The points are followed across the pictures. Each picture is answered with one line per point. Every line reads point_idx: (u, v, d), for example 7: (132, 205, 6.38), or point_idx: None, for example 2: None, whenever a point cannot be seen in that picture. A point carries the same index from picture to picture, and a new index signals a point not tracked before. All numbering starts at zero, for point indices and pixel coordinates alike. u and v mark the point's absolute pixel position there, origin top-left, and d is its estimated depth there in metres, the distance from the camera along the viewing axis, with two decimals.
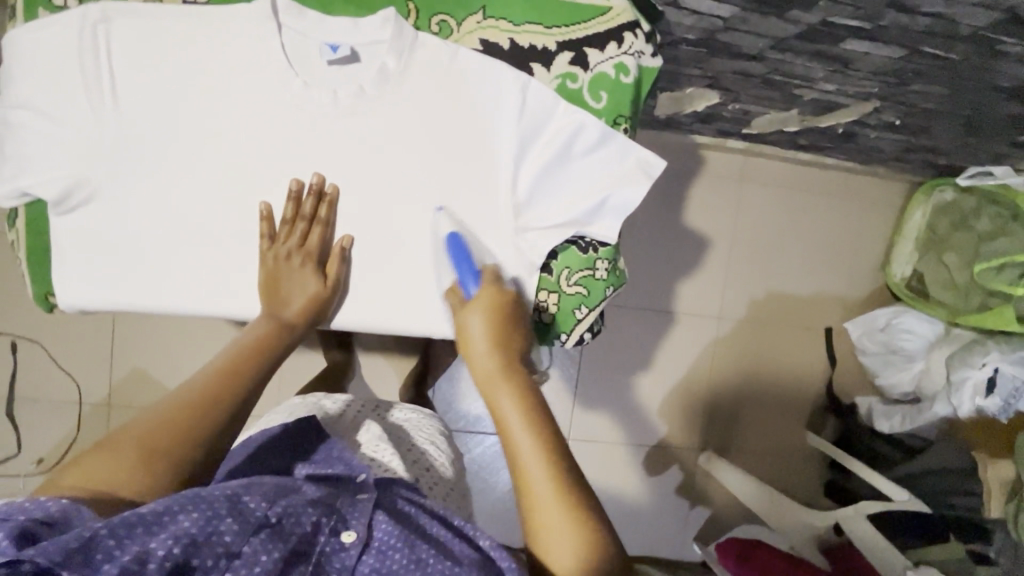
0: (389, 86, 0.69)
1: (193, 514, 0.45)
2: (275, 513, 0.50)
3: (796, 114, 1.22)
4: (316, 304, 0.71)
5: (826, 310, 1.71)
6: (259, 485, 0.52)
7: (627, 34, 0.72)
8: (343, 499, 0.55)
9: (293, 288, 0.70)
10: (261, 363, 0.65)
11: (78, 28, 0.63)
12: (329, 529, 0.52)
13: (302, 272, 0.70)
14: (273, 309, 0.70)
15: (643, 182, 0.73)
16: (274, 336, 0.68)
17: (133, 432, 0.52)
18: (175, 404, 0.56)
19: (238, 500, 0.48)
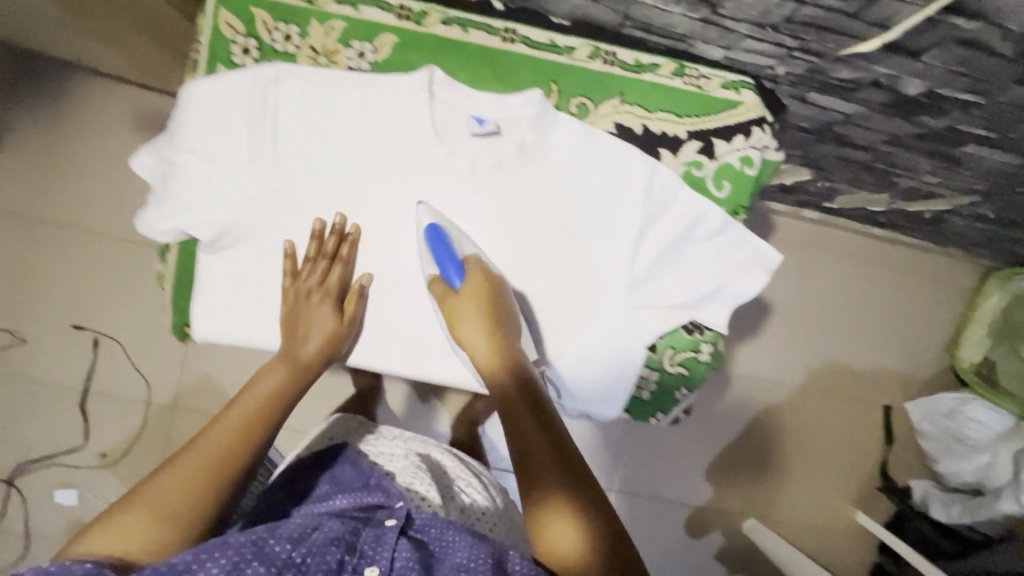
0: (525, 160, 0.72)
1: (222, 561, 0.45)
2: (299, 551, 0.48)
3: (887, 196, 1.22)
4: (331, 342, 0.71)
5: (888, 388, 1.67)
6: (284, 529, 0.51)
7: (755, 129, 0.75)
8: (366, 533, 0.53)
9: (313, 327, 0.71)
10: (273, 413, 0.65)
11: (252, 85, 0.68)
12: (352, 567, 0.49)
13: (318, 309, 0.71)
14: (288, 351, 0.70)
15: (759, 273, 0.74)
16: (290, 381, 0.68)
17: (148, 494, 0.53)
18: (187, 462, 0.56)
19: (262, 543, 0.48)
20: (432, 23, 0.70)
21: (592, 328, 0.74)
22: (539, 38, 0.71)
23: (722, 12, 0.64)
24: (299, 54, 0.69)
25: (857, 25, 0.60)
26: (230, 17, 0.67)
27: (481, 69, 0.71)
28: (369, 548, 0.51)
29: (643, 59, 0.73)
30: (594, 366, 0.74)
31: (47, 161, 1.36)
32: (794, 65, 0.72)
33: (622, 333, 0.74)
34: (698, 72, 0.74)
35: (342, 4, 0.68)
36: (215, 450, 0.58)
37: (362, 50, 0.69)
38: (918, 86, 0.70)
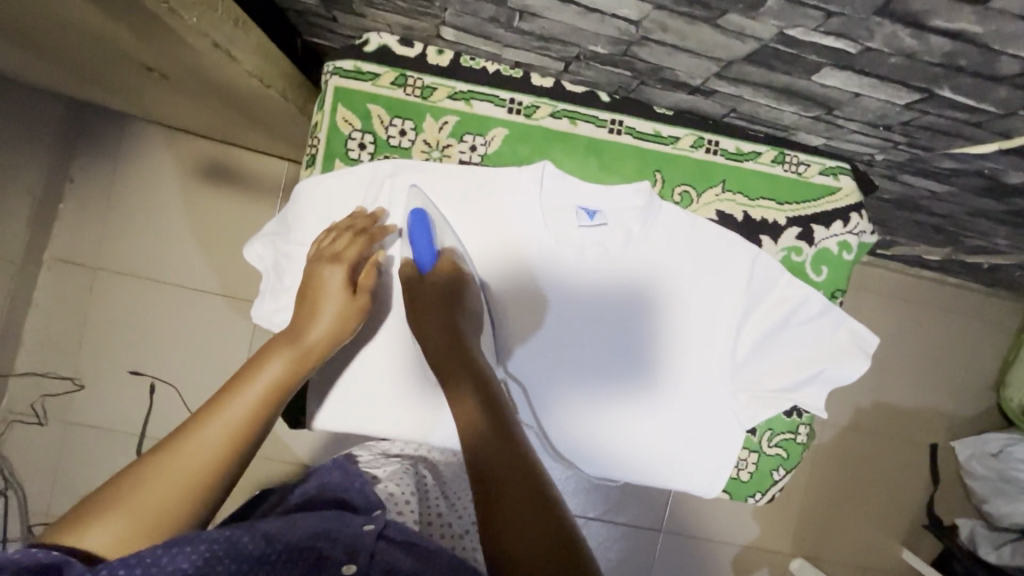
0: (631, 249, 0.73)
1: (193, 555, 0.45)
2: (272, 549, 0.48)
3: (948, 250, 1.22)
4: (343, 323, 0.64)
5: (935, 427, 1.67)
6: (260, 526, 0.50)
7: (853, 215, 0.76)
8: (345, 529, 0.53)
9: (326, 305, 0.64)
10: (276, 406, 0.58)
11: (370, 180, 0.69)
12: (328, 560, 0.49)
13: (330, 280, 0.64)
14: (298, 329, 0.63)
15: (859, 356, 0.75)
16: (299, 367, 0.61)
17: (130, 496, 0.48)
18: (176, 459, 0.50)
19: (236, 538, 0.47)
20: (541, 116, 0.71)
21: (697, 405, 0.74)
22: (644, 129, 0.73)
23: (838, 114, 0.65)
24: (412, 148, 0.70)
25: (977, 132, 0.61)
26: (347, 114, 0.69)
27: (588, 160, 0.72)
28: (348, 543, 0.51)
29: (745, 148, 0.74)
30: (688, 446, 0.75)
31: (105, 209, 1.35)
32: (895, 154, 0.73)
33: (723, 414, 0.75)
34: (798, 159, 0.75)
35: (455, 99, 0.70)
36: (209, 454, 0.52)
37: (474, 143, 0.71)
38: (1020, 178, 0.70)
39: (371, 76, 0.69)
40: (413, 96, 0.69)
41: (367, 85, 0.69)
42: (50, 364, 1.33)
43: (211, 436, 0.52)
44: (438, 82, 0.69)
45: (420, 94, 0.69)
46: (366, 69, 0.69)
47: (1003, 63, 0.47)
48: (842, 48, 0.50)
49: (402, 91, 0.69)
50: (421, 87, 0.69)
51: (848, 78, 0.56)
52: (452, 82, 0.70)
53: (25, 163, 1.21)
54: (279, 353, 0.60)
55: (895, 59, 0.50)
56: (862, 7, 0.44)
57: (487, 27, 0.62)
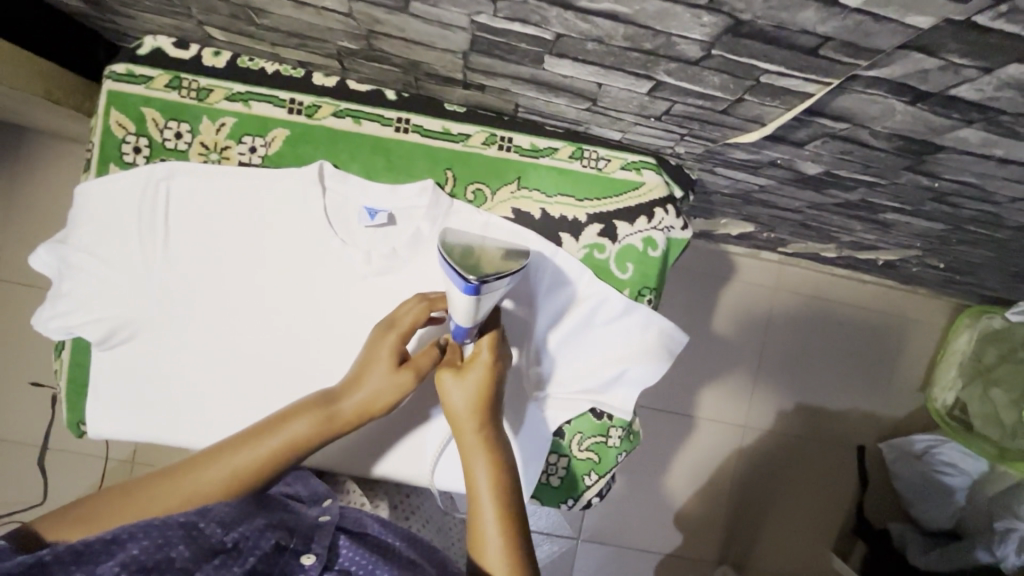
0: (420, 249, 0.70)
1: (145, 542, 0.50)
2: (231, 536, 0.53)
3: (833, 246, 1.20)
4: (375, 398, 0.63)
5: (859, 428, 1.62)
6: (220, 507, 0.56)
7: (658, 210, 0.74)
8: (302, 523, 0.59)
9: (373, 374, 0.63)
10: (288, 462, 0.60)
11: (143, 185, 0.68)
12: (292, 551, 0.55)
13: (382, 351, 0.63)
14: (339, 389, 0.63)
15: (663, 358, 0.74)
16: (323, 428, 0.61)
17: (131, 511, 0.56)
18: (176, 490, 0.57)
19: (192, 526, 0.52)
20: (323, 115, 0.70)
21: (572, 375, 0.73)
22: (433, 127, 0.71)
23: (603, 105, 0.63)
24: (190, 150, 0.69)
25: (732, 119, 0.59)
26: (120, 117, 0.68)
27: (374, 160, 0.71)
28: (307, 532, 0.58)
29: (539, 143, 0.73)
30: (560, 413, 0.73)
31: None
32: (691, 145, 0.71)
33: (515, 408, 0.72)
34: (597, 154, 0.74)
35: (233, 101, 0.69)
36: (207, 493, 0.57)
37: (253, 144, 0.69)
38: (816, 167, 0.68)
39: (144, 79, 0.68)
40: (188, 98, 0.69)
41: (140, 88, 0.68)
42: None
43: (213, 480, 0.57)
44: (214, 84, 0.69)
45: (195, 96, 0.69)
46: (140, 72, 0.68)
47: (683, 45, 0.46)
48: (538, 34, 0.49)
49: (176, 93, 0.68)
50: (197, 88, 0.69)
51: (573, 66, 0.54)
52: (228, 84, 0.69)
53: None
54: (311, 411, 0.61)
55: (591, 45, 0.49)
56: None
57: (239, 25, 0.62)
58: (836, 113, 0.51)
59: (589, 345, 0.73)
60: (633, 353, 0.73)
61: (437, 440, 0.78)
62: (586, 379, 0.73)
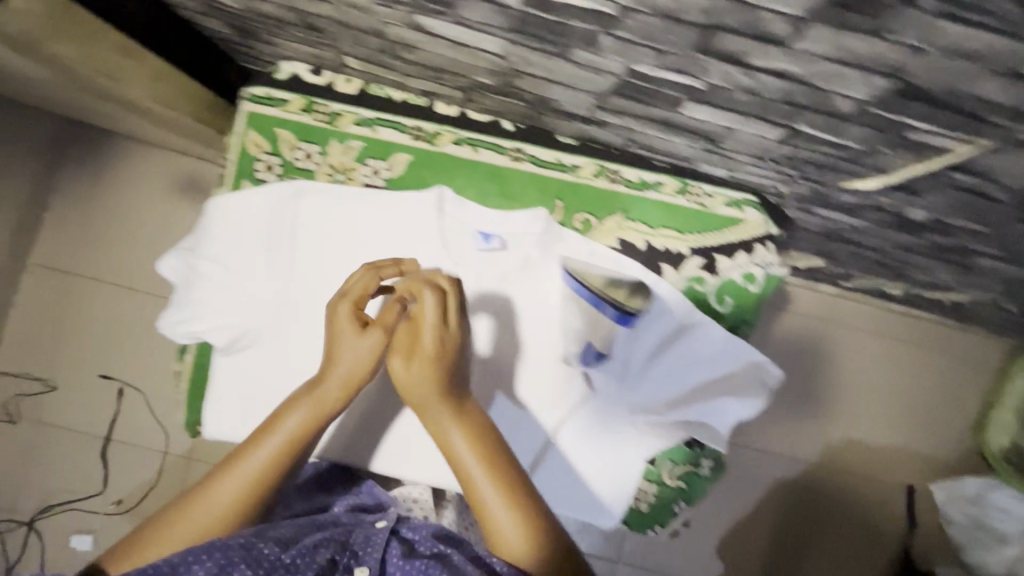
0: (530, 273, 0.74)
1: (208, 564, 0.49)
2: (288, 552, 0.52)
3: (903, 283, 1.19)
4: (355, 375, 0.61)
5: (910, 467, 1.58)
6: (274, 533, 0.55)
7: (758, 246, 0.76)
8: (358, 533, 0.57)
9: (343, 345, 0.62)
10: (288, 460, 0.59)
11: (274, 201, 0.72)
12: (344, 565, 0.52)
13: (340, 321, 0.62)
14: (319, 372, 0.62)
15: (762, 394, 0.74)
16: (315, 415, 0.60)
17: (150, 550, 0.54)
18: (190, 515, 0.55)
19: (252, 545, 0.51)
20: (444, 142, 0.73)
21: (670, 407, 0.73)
22: (546, 157, 0.74)
23: (723, 146, 0.65)
24: (318, 171, 0.73)
25: (856, 167, 0.61)
26: (256, 137, 0.72)
27: (489, 187, 0.74)
28: (361, 542, 0.55)
29: (646, 177, 0.75)
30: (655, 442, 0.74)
31: (85, 219, 1.45)
32: (796, 186, 0.73)
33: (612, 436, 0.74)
34: (702, 189, 0.76)
35: (360, 125, 0.73)
36: (220, 510, 0.56)
37: (377, 168, 0.73)
38: (923, 213, 0.70)
39: (280, 102, 0.72)
40: (319, 121, 0.72)
41: (276, 111, 0.72)
42: (26, 365, 1.41)
43: (224, 495, 0.56)
44: (345, 109, 0.73)
45: (327, 120, 0.73)
46: (277, 96, 0.72)
47: (839, 101, 0.48)
48: (691, 84, 0.51)
49: (309, 116, 0.72)
50: (329, 113, 0.73)
51: (711, 112, 0.56)
52: (358, 109, 0.73)
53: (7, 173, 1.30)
54: (300, 402, 0.61)
55: (742, 95, 0.51)
56: (684, 45, 0.45)
57: (382, 57, 0.66)
58: (972, 168, 0.53)
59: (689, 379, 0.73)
60: (733, 387, 0.74)
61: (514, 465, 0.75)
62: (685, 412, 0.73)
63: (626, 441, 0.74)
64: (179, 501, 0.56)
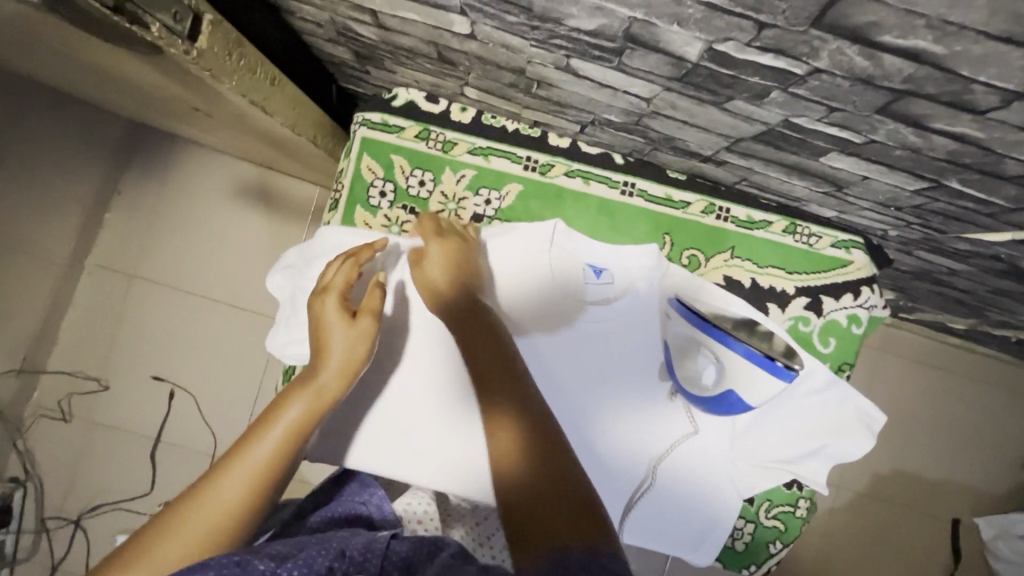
0: (637, 307, 0.74)
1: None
2: (286, 567, 0.47)
3: (973, 320, 1.18)
4: (352, 363, 0.61)
5: (958, 501, 1.55)
6: (268, 550, 0.50)
7: (865, 289, 0.76)
8: (356, 542, 0.53)
9: (336, 333, 0.62)
10: (288, 453, 0.56)
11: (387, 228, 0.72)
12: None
13: (331, 315, 0.63)
14: (310, 368, 0.61)
15: (864, 435, 0.74)
16: (316, 408, 0.59)
17: (150, 559, 0.47)
18: (193, 515, 0.50)
19: (246, 562, 0.47)
20: (556, 174, 0.74)
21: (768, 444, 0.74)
22: (656, 192, 0.74)
23: (847, 192, 0.65)
24: (430, 198, 0.73)
25: (989, 221, 0.60)
26: (371, 162, 0.73)
27: (598, 220, 0.74)
28: (362, 550, 0.51)
29: (755, 216, 0.75)
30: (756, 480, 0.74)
31: (143, 219, 1.43)
32: (909, 232, 0.72)
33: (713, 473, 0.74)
34: (809, 230, 0.76)
35: (474, 154, 0.73)
36: (228, 506, 0.51)
37: (489, 197, 0.74)
38: None
39: (396, 129, 0.73)
40: (434, 149, 0.73)
41: (392, 137, 0.73)
42: (82, 365, 1.41)
43: (232, 488, 0.51)
44: (459, 138, 0.73)
45: (441, 148, 0.73)
46: (393, 122, 0.73)
47: (1008, 164, 0.48)
48: (848, 137, 0.51)
49: (424, 144, 0.73)
50: (444, 141, 0.73)
51: (855, 163, 0.56)
52: (472, 138, 0.73)
53: (74, 174, 1.30)
54: (298, 394, 0.59)
55: (899, 151, 0.51)
56: (863, 106, 0.45)
57: (508, 91, 0.66)
58: None
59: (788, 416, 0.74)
60: (833, 426, 0.74)
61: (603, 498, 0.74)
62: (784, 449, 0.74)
63: (726, 476, 0.74)
64: (173, 513, 0.50)
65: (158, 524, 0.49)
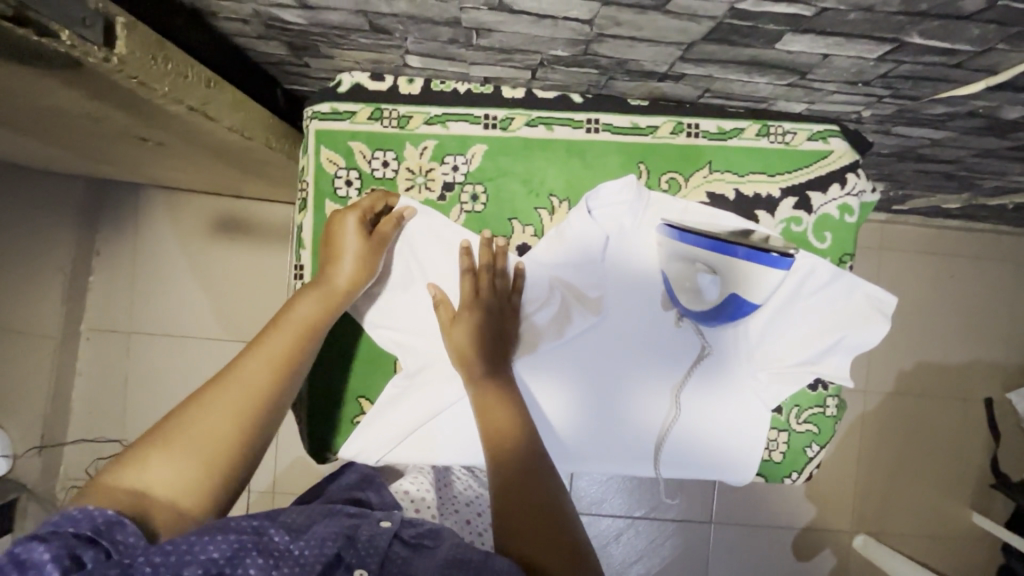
0: (626, 242, 0.73)
1: (222, 545, 0.49)
2: (298, 544, 0.53)
3: (964, 195, 1.17)
4: (362, 265, 0.67)
5: (988, 379, 1.55)
6: (283, 519, 0.57)
7: (850, 175, 0.74)
8: (364, 529, 0.57)
9: (350, 245, 0.67)
10: (304, 343, 0.63)
11: None
12: (348, 563, 0.53)
13: (347, 234, 0.67)
14: (322, 270, 0.67)
15: (879, 321, 0.73)
16: (325, 304, 0.65)
17: (192, 428, 0.55)
18: (224, 398, 0.57)
19: (263, 532, 0.53)
20: (517, 126, 0.72)
21: (783, 355, 0.73)
22: (621, 123, 0.73)
23: (812, 77, 0.63)
24: (397, 177, 0.72)
25: (961, 72, 0.59)
26: (331, 154, 0.72)
27: (570, 163, 0.73)
28: (366, 544, 0.55)
29: (725, 125, 0.73)
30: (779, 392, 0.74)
31: (127, 275, 1.42)
32: (882, 108, 0.71)
33: (733, 394, 0.74)
34: (783, 128, 0.74)
35: (432, 123, 0.72)
36: (253, 384, 0.58)
37: (455, 163, 0.72)
38: (1019, 111, 0.68)
39: (347, 114, 0.71)
40: (390, 127, 0.72)
41: (345, 124, 0.72)
42: (100, 430, 1.41)
43: (255, 373, 0.59)
44: (413, 110, 0.72)
45: (397, 124, 0.72)
46: (343, 108, 0.71)
47: None
48: (799, 12, 0.50)
49: (379, 124, 0.72)
50: (398, 117, 0.72)
51: (812, 40, 0.55)
52: (426, 108, 0.72)
53: (46, 242, 1.28)
54: (308, 293, 0.65)
55: (854, 14, 0.50)
56: None
57: (450, 49, 0.64)
58: None
59: (797, 323, 0.73)
60: (846, 323, 0.73)
61: (634, 445, 0.74)
62: (802, 356, 0.73)
63: (753, 395, 0.74)
64: (207, 394, 0.57)
65: (194, 404, 0.57)
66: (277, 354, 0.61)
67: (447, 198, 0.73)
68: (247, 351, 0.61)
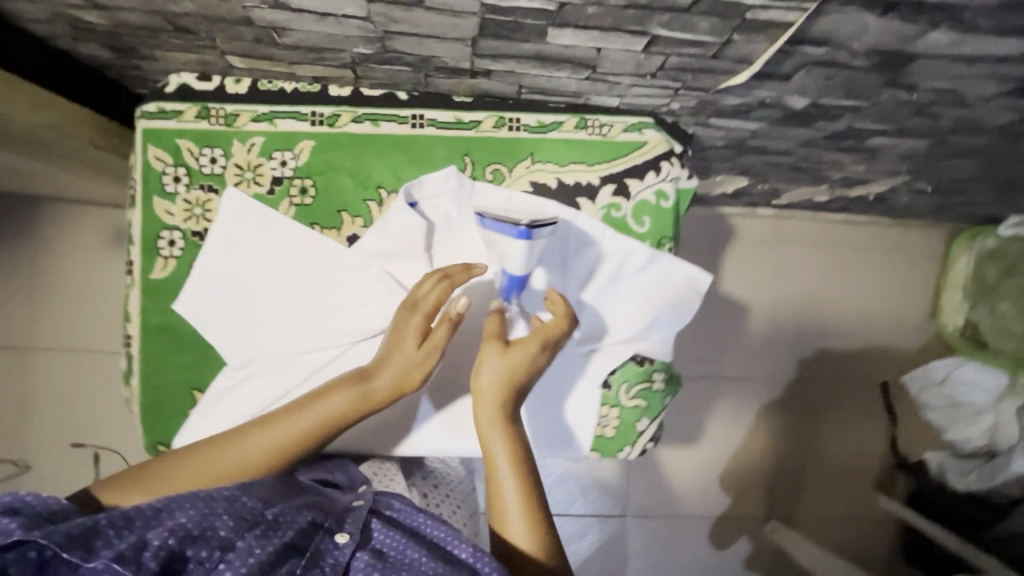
0: (453, 231, 0.76)
1: (191, 512, 0.54)
2: (270, 510, 0.58)
3: (824, 187, 1.24)
4: (406, 374, 0.67)
5: (880, 364, 1.62)
6: (257, 489, 0.61)
7: (664, 163, 0.79)
8: (339, 505, 0.63)
9: (407, 341, 0.67)
10: (320, 437, 0.66)
11: (189, 211, 0.74)
12: (327, 529, 0.59)
13: (414, 322, 0.67)
14: (369, 368, 0.67)
15: (693, 298, 0.79)
16: (357, 405, 0.66)
17: (170, 477, 0.62)
18: (215, 454, 0.63)
19: (235, 498, 0.57)
20: (344, 122, 0.75)
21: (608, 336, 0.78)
22: (446, 118, 0.77)
23: (602, 71, 0.68)
24: (226, 173, 0.74)
25: (723, 63, 0.64)
26: (159, 151, 0.74)
27: (397, 157, 0.76)
28: (342, 516, 0.62)
29: (545, 119, 0.78)
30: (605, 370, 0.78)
31: (14, 291, 1.37)
32: (686, 99, 0.76)
33: (563, 370, 0.77)
34: (600, 121, 0.79)
35: (259, 121, 0.74)
36: (250, 459, 0.64)
37: (283, 159, 0.75)
38: (803, 100, 0.74)
39: (175, 113, 0.74)
40: (217, 124, 0.74)
41: (172, 123, 0.74)
42: None
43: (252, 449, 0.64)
44: (240, 108, 0.74)
45: (225, 122, 0.74)
46: (170, 108, 0.74)
47: None
48: (543, 7, 0.54)
49: (206, 122, 0.74)
50: (225, 115, 0.74)
51: (574, 34, 0.59)
52: (253, 106, 0.74)
53: None
54: (344, 388, 0.66)
55: (591, 9, 0.55)
56: None
57: (261, 49, 0.67)
58: (819, 38, 0.57)
59: (618, 305, 0.78)
60: (666, 301, 0.78)
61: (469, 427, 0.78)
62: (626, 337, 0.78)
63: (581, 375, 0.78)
64: (203, 451, 0.64)
65: (187, 456, 0.63)
66: (287, 439, 0.65)
67: (276, 191, 0.75)
68: (260, 426, 0.65)
